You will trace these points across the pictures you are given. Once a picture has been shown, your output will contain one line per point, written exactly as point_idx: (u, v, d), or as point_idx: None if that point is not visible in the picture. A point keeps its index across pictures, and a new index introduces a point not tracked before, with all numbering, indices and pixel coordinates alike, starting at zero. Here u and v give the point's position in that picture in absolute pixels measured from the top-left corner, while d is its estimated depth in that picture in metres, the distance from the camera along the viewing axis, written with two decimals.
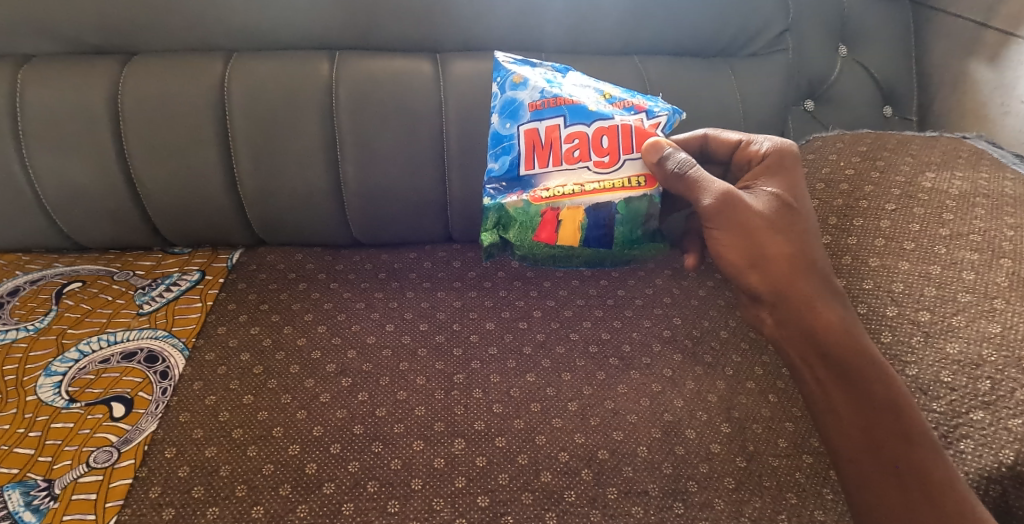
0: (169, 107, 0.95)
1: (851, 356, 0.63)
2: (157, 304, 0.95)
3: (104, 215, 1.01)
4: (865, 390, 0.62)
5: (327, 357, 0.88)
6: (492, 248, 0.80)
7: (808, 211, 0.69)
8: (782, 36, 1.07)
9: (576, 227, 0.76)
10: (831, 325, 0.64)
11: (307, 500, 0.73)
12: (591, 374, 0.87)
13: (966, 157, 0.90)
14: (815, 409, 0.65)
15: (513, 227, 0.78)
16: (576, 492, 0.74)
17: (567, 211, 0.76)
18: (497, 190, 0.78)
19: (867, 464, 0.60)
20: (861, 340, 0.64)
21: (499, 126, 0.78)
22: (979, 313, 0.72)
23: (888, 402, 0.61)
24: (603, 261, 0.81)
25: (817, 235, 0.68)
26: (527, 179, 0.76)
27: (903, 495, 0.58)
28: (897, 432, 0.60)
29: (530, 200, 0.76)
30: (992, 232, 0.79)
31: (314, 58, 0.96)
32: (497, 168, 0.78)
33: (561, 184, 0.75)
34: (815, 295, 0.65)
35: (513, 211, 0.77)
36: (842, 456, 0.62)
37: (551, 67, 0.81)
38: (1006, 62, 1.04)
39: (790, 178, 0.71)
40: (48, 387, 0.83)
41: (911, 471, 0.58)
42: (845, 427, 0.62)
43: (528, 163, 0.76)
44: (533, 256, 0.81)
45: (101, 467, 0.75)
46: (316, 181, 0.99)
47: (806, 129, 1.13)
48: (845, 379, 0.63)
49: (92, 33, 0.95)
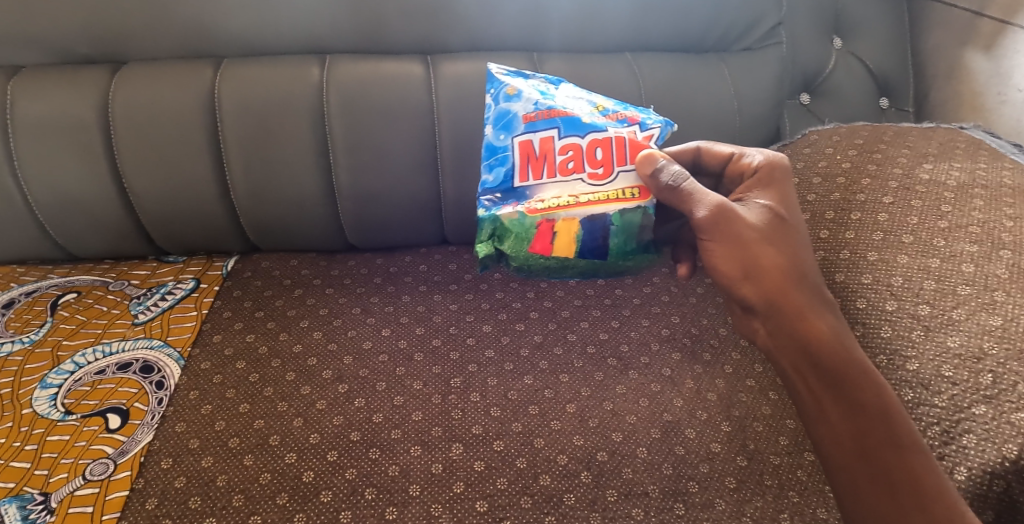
0: (160, 116, 0.94)
1: (843, 365, 0.62)
2: (152, 313, 0.94)
3: (98, 225, 1.00)
4: (856, 399, 0.61)
5: (323, 363, 0.88)
6: (487, 259, 0.78)
7: (800, 223, 0.68)
8: (776, 29, 1.07)
9: (570, 239, 0.74)
10: (822, 335, 0.63)
11: (304, 510, 0.72)
12: (589, 375, 0.86)
13: (963, 148, 0.89)
14: (807, 417, 0.63)
15: (508, 238, 0.75)
16: (576, 495, 0.73)
17: (562, 223, 0.74)
18: (492, 201, 0.76)
19: (860, 474, 0.59)
20: (853, 350, 0.63)
21: (493, 137, 0.77)
22: (979, 306, 0.71)
23: (879, 410, 0.60)
24: (597, 273, 0.79)
25: (810, 248, 0.67)
26: (522, 190, 0.75)
27: (894, 502, 0.57)
28: (887, 439, 0.59)
29: (525, 212, 0.74)
30: (991, 224, 0.78)
31: (304, 63, 0.95)
32: (492, 180, 0.76)
33: (555, 196, 0.74)
34: (807, 306, 0.64)
35: (508, 223, 0.75)
36: (832, 462, 0.61)
37: (544, 79, 0.81)
38: (1003, 50, 1.03)
39: (782, 190, 0.70)
40: (43, 399, 0.83)
41: (903, 478, 0.57)
42: (837, 435, 0.61)
43: (523, 175, 0.75)
44: (528, 266, 0.78)
45: (97, 480, 0.74)
46: (308, 188, 0.99)
47: (801, 123, 1.13)
48: (837, 388, 0.62)
49: (81, 43, 0.94)
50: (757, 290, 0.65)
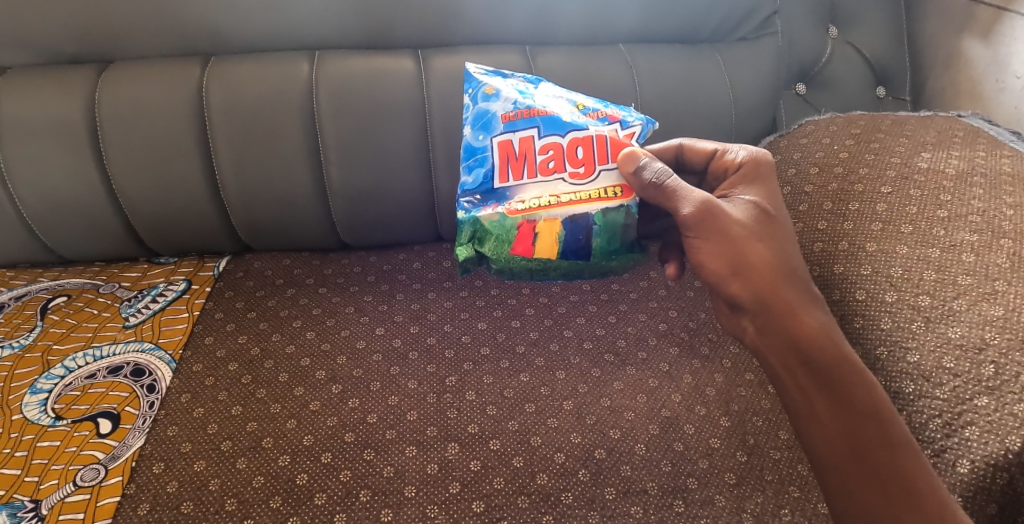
0: (147, 116, 0.93)
1: (835, 362, 0.61)
2: (143, 315, 0.93)
3: (87, 227, 0.99)
4: (848, 398, 0.60)
5: (316, 364, 0.87)
6: (468, 263, 0.76)
7: (786, 220, 0.67)
8: (771, 19, 1.05)
9: (553, 240, 0.73)
10: (813, 331, 0.62)
11: (298, 512, 0.71)
12: (586, 371, 0.85)
13: (962, 136, 0.88)
14: (797, 416, 0.62)
15: (488, 241, 0.74)
16: (573, 493, 0.72)
17: (544, 223, 0.72)
18: (471, 203, 0.75)
19: (848, 473, 0.58)
20: (844, 348, 0.62)
21: (471, 138, 0.75)
22: (980, 296, 0.70)
23: (870, 408, 0.59)
24: (581, 274, 0.77)
25: (797, 244, 0.66)
26: (502, 192, 0.74)
27: (886, 503, 0.56)
28: (878, 437, 0.58)
29: (506, 213, 0.73)
30: (991, 213, 0.77)
31: (293, 60, 0.94)
32: (471, 182, 0.75)
33: (536, 196, 0.73)
34: (797, 302, 0.63)
35: (489, 224, 0.73)
36: (822, 463, 0.60)
37: (522, 79, 0.79)
38: (1001, 37, 1.02)
39: (767, 186, 0.69)
40: (33, 405, 0.82)
41: (892, 476, 0.57)
42: (827, 434, 0.60)
43: (502, 176, 0.73)
44: (509, 269, 0.76)
45: (88, 486, 0.73)
46: (300, 187, 0.97)
47: (797, 113, 1.12)
48: (828, 386, 0.61)
49: (67, 43, 0.93)
50: (747, 287, 0.63)
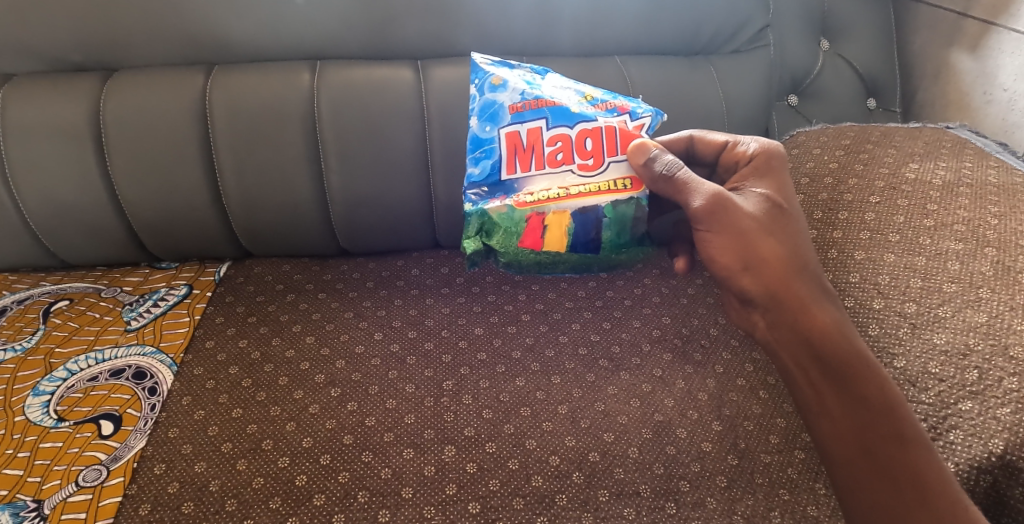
0: (152, 123, 0.94)
1: (846, 359, 0.62)
2: (145, 319, 0.94)
3: (90, 231, 1.00)
4: (860, 393, 0.61)
5: (315, 368, 0.88)
6: (476, 255, 0.78)
7: (799, 213, 0.69)
8: (763, 32, 1.08)
9: (562, 232, 0.75)
10: (826, 328, 0.63)
11: (297, 513, 0.73)
12: (581, 376, 0.87)
13: (950, 147, 0.90)
14: (808, 412, 0.64)
15: (497, 233, 0.76)
16: (567, 495, 0.74)
17: (553, 216, 0.74)
18: (478, 195, 0.76)
19: (861, 468, 0.59)
20: (856, 343, 0.63)
21: (478, 129, 0.76)
22: (964, 304, 0.72)
23: (882, 404, 0.61)
24: (590, 266, 0.80)
25: (809, 237, 0.68)
26: (509, 184, 0.75)
27: (898, 500, 0.57)
28: (891, 434, 0.60)
29: (514, 205, 0.74)
30: (976, 222, 0.79)
31: (294, 70, 0.96)
32: (478, 173, 0.76)
33: (545, 188, 0.74)
34: (809, 297, 0.65)
35: (496, 217, 0.75)
36: (834, 459, 0.61)
37: (530, 69, 0.81)
38: (989, 50, 1.04)
39: (778, 178, 0.71)
40: (36, 406, 0.83)
41: (902, 470, 0.58)
42: (840, 430, 0.61)
43: (510, 167, 0.75)
44: (518, 262, 0.79)
45: (90, 486, 0.74)
46: (301, 193, 0.99)
47: (790, 123, 1.14)
48: (840, 382, 0.62)
49: (71, 51, 0.95)
50: (757, 281, 0.65)
